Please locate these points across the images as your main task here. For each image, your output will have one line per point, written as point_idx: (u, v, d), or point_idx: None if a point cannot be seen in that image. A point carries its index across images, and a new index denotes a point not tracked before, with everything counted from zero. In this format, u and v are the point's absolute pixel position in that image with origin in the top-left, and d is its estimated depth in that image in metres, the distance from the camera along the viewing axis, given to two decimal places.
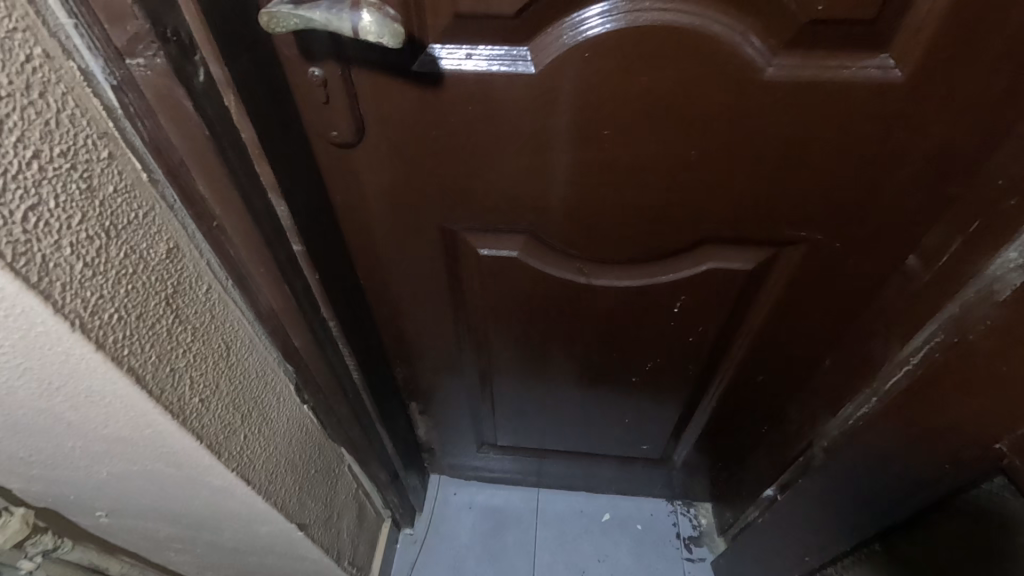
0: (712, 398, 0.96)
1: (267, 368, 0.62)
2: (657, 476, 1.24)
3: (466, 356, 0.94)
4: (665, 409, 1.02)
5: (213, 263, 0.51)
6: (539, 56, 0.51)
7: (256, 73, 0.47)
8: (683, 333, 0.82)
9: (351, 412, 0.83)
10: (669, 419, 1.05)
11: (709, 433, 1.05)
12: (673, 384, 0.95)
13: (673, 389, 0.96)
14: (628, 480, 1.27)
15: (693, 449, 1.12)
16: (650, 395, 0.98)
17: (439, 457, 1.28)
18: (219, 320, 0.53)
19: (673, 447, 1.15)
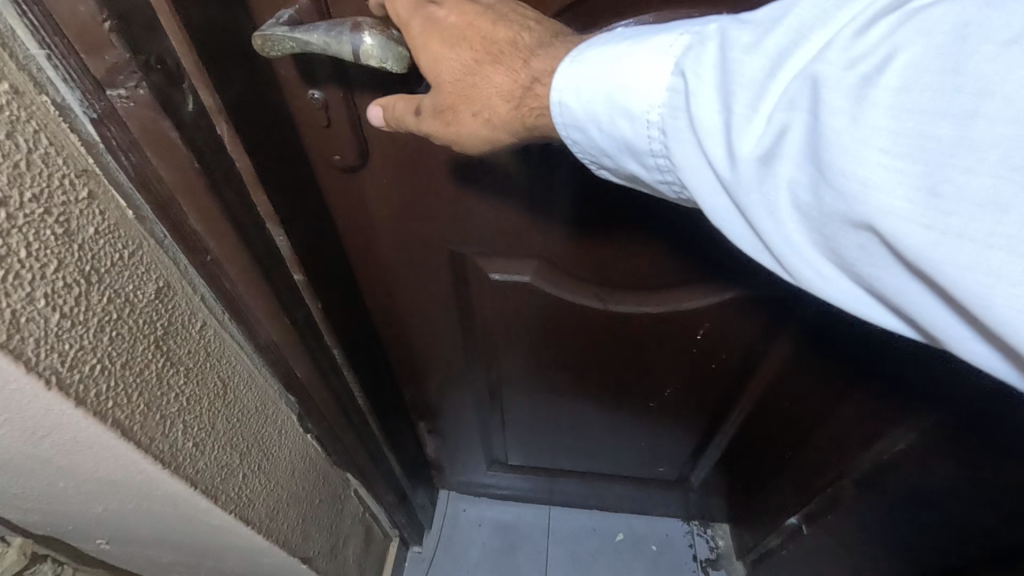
0: (733, 422, 0.92)
1: (268, 401, 0.59)
2: (673, 498, 1.20)
3: (475, 377, 0.91)
4: (684, 432, 0.98)
5: (207, 297, 0.48)
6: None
7: (251, 98, 0.43)
8: (705, 358, 0.79)
9: (357, 437, 0.81)
10: (687, 441, 1.01)
11: (729, 457, 1.01)
12: (692, 407, 0.91)
13: (691, 413, 0.92)
14: (642, 500, 1.23)
15: (711, 471, 1.08)
16: (669, 418, 0.94)
17: (447, 473, 1.25)
18: (214, 357, 0.50)
19: (690, 469, 1.10)
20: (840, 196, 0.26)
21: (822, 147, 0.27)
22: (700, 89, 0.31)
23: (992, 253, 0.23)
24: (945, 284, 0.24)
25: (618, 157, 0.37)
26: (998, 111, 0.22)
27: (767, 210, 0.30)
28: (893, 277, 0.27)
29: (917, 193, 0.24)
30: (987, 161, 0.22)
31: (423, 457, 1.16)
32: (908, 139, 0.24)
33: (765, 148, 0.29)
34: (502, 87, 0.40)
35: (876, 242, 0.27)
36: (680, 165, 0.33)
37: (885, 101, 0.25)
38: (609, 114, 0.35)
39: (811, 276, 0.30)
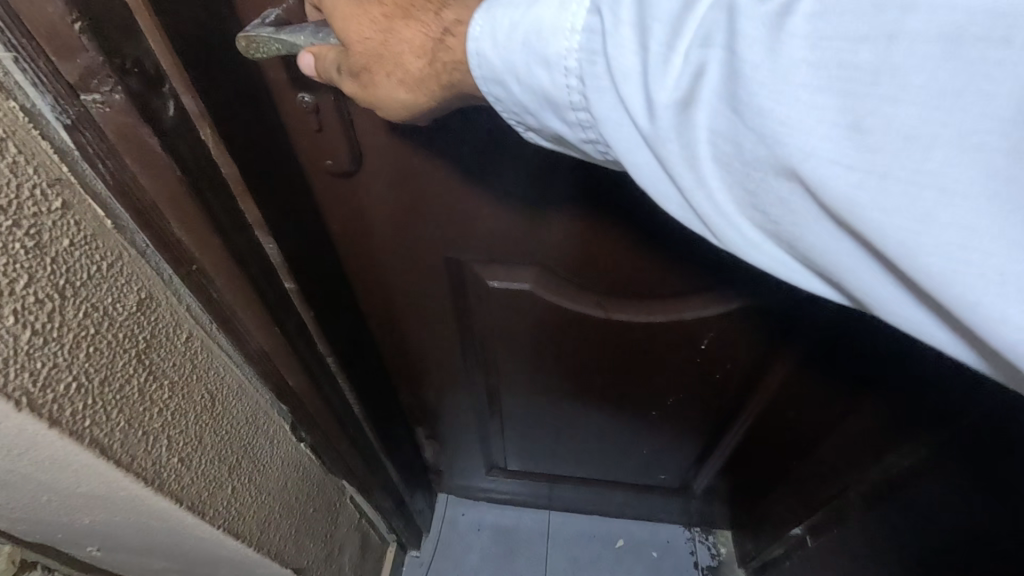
0: (736, 432, 0.91)
1: (258, 411, 0.58)
2: (674, 504, 1.18)
3: (473, 383, 0.89)
4: (686, 439, 0.96)
5: (194, 307, 0.46)
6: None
7: (238, 101, 0.41)
8: (709, 367, 0.77)
9: (352, 444, 0.79)
10: (690, 449, 0.99)
11: (732, 465, 0.99)
12: (695, 416, 0.89)
13: (693, 421, 0.90)
14: (643, 507, 1.22)
15: (714, 480, 1.06)
16: (671, 426, 0.93)
17: (446, 477, 1.23)
18: (201, 368, 0.48)
19: (692, 477, 1.09)
20: (762, 140, 0.24)
21: (739, 87, 0.24)
22: (616, 27, 0.28)
23: (915, 192, 0.21)
24: (869, 232, 0.22)
25: (539, 114, 0.33)
26: (921, 29, 0.20)
27: (688, 164, 0.28)
28: (818, 233, 0.25)
29: (838, 131, 0.22)
30: (910, 87, 0.21)
31: (421, 462, 1.14)
32: (828, 70, 0.22)
33: (683, 93, 0.27)
34: (414, 43, 0.35)
35: (799, 192, 0.25)
36: (601, 119, 0.30)
37: (804, 27, 0.23)
38: (526, 62, 0.31)
39: (734, 240, 0.28)
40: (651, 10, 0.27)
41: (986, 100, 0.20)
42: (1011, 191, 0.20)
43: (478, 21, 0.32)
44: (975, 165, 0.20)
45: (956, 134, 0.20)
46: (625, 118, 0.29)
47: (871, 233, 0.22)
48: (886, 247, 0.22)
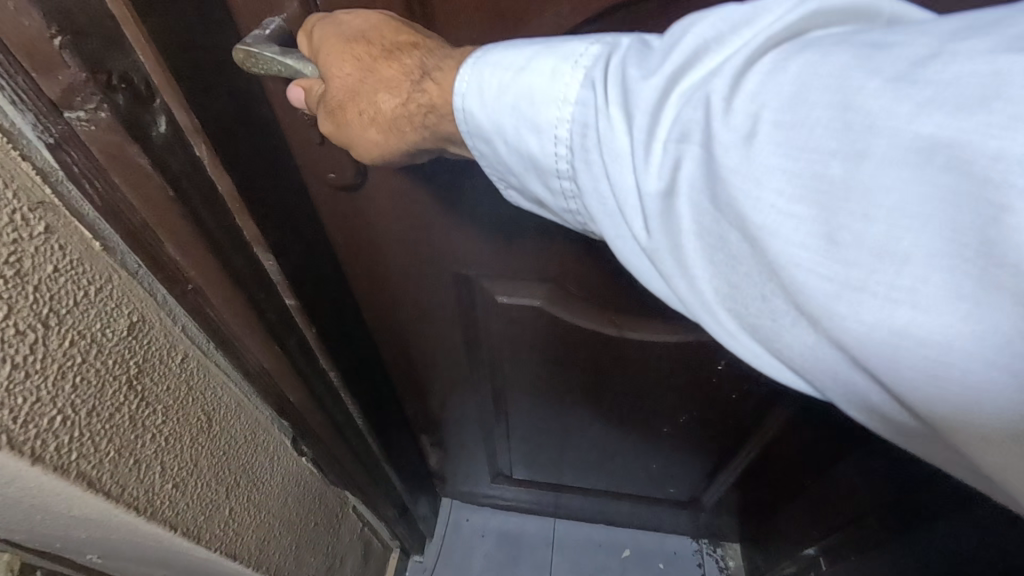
0: (750, 451, 0.88)
1: (257, 428, 0.56)
2: (683, 516, 1.16)
3: (480, 393, 0.87)
4: (698, 454, 0.94)
5: (189, 327, 0.44)
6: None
7: (235, 115, 0.39)
8: (725, 386, 0.74)
9: (354, 456, 0.77)
10: (701, 464, 0.96)
11: (744, 482, 0.97)
12: (708, 433, 0.86)
13: (706, 437, 0.88)
14: (650, 518, 1.20)
15: (724, 495, 1.04)
16: (683, 440, 0.90)
17: (451, 482, 1.22)
18: (197, 390, 0.46)
19: (702, 491, 1.06)
20: (748, 240, 0.27)
21: (722, 187, 0.27)
22: (608, 110, 0.31)
23: (885, 304, 0.23)
24: (839, 333, 0.25)
25: (522, 176, 0.37)
26: (885, 149, 0.23)
27: (676, 254, 0.30)
28: (790, 324, 0.27)
29: (809, 237, 0.25)
30: (879, 202, 0.23)
31: (425, 467, 1.13)
32: (798, 177, 0.25)
33: (665, 182, 0.29)
34: (389, 84, 0.38)
35: (777, 291, 0.27)
36: (584, 192, 0.34)
37: (776, 134, 0.25)
38: (513, 129, 0.35)
39: (711, 323, 0.30)
40: (636, 100, 0.30)
41: (956, 225, 0.21)
42: (983, 312, 0.21)
43: (461, 76, 0.36)
44: (951, 285, 0.22)
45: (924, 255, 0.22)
46: (609, 194, 0.32)
47: (842, 336, 0.25)
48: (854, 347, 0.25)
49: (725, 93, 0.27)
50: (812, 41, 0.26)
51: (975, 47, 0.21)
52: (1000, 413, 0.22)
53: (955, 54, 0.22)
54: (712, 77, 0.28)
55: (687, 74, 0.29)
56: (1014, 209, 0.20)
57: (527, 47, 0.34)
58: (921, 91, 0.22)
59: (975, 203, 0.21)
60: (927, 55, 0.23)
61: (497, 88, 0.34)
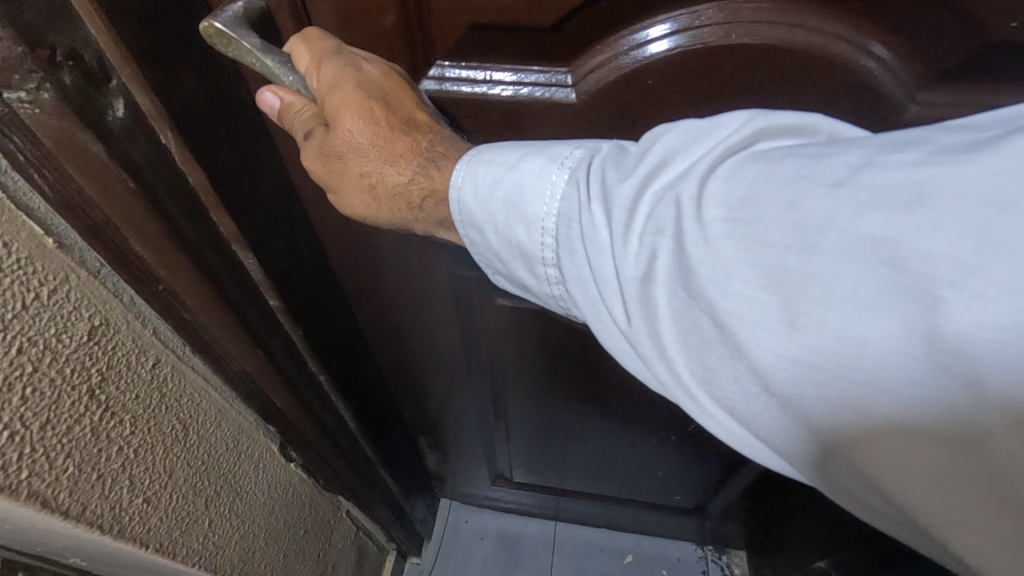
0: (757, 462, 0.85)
1: (241, 435, 0.53)
2: (687, 522, 1.13)
3: (479, 396, 0.84)
4: (704, 461, 0.90)
5: (163, 329, 0.41)
6: (584, 75, 0.41)
7: (206, 100, 0.36)
8: None
9: (346, 460, 0.75)
10: (708, 470, 0.93)
11: (752, 491, 0.93)
12: (714, 441, 0.83)
13: (714, 444, 0.84)
14: (653, 524, 1.17)
15: (730, 503, 1.01)
16: (689, 447, 0.87)
17: (450, 485, 1.19)
18: (172, 398, 0.43)
19: (707, 498, 1.04)
20: (720, 328, 0.29)
21: (692, 276, 0.29)
22: (589, 203, 0.34)
23: (848, 385, 0.25)
24: (811, 416, 0.27)
25: (511, 262, 0.40)
26: (835, 248, 0.25)
27: (653, 336, 0.32)
28: (766, 418, 0.29)
29: (777, 325, 0.26)
30: (835, 295, 0.25)
31: (423, 469, 1.10)
32: (762, 269, 0.27)
33: (643, 269, 0.32)
34: (397, 161, 0.41)
35: (750, 381, 0.28)
36: (567, 278, 0.36)
37: (736, 231, 0.28)
38: (503, 220, 0.38)
39: (693, 407, 0.31)
40: (614, 199, 0.33)
41: (901, 314, 0.24)
42: (936, 394, 0.24)
43: (457, 170, 0.39)
44: (907, 371, 0.24)
45: (879, 338, 0.24)
46: (592, 279, 0.35)
47: (814, 418, 0.27)
48: (828, 425, 0.26)
49: (692, 192, 0.30)
50: (760, 152, 0.30)
51: (902, 159, 0.25)
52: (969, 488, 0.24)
53: (880, 167, 0.26)
54: (681, 179, 0.32)
55: (657, 175, 0.33)
56: (947, 299, 0.23)
57: (521, 145, 0.38)
58: (854, 194, 0.26)
59: (917, 291, 0.23)
60: (860, 164, 0.26)
61: (495, 176, 0.37)
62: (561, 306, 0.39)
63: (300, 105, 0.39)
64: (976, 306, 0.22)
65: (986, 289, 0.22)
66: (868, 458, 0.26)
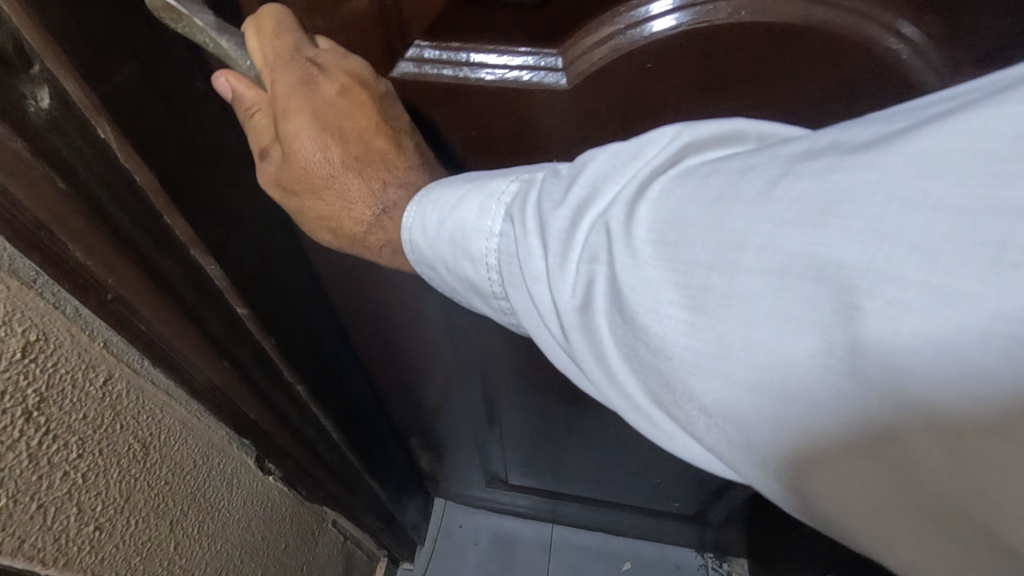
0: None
1: (210, 450, 0.49)
2: (687, 527, 1.10)
3: (471, 400, 0.82)
4: (705, 467, 0.88)
5: (114, 341, 0.37)
6: (574, 57, 0.39)
7: (150, 91, 0.32)
8: None
9: (329, 472, 0.71)
10: (709, 477, 0.90)
11: (754, 500, 0.90)
12: None
13: None
14: (651, 529, 1.14)
15: (730, 511, 0.98)
16: (687, 456, 0.84)
17: (445, 484, 1.17)
18: (128, 415, 0.40)
19: (706, 504, 1.01)
20: (657, 356, 0.27)
21: (624, 302, 0.28)
22: (526, 237, 0.33)
23: (777, 411, 0.24)
24: (756, 450, 0.25)
25: (469, 295, 0.39)
26: (758, 267, 0.24)
27: (599, 364, 0.30)
28: (715, 450, 0.27)
29: (704, 349, 0.25)
30: (757, 313, 0.24)
31: (415, 471, 1.07)
32: (687, 291, 0.26)
33: (580, 297, 0.30)
34: (353, 208, 0.43)
35: (694, 412, 0.26)
36: (518, 310, 0.35)
37: (665, 252, 0.27)
38: (451, 256, 0.38)
39: (645, 424, 0.29)
40: (549, 228, 0.32)
41: (822, 329, 0.22)
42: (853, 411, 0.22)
43: (408, 211, 0.41)
44: (826, 388, 0.22)
45: (807, 359, 0.22)
46: (536, 307, 0.33)
47: (756, 452, 0.25)
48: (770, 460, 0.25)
49: (620, 217, 0.29)
50: (689, 171, 0.28)
51: (816, 166, 0.23)
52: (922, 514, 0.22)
53: (796, 176, 0.23)
54: (610, 205, 0.30)
55: (594, 201, 0.31)
56: (863, 309, 0.21)
57: (463, 180, 0.39)
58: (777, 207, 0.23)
59: (834, 302, 0.22)
60: (777, 175, 0.24)
61: (439, 211, 0.38)
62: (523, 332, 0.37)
63: (253, 107, 0.38)
64: (892, 315, 0.20)
65: (901, 296, 0.20)
66: (815, 494, 0.24)
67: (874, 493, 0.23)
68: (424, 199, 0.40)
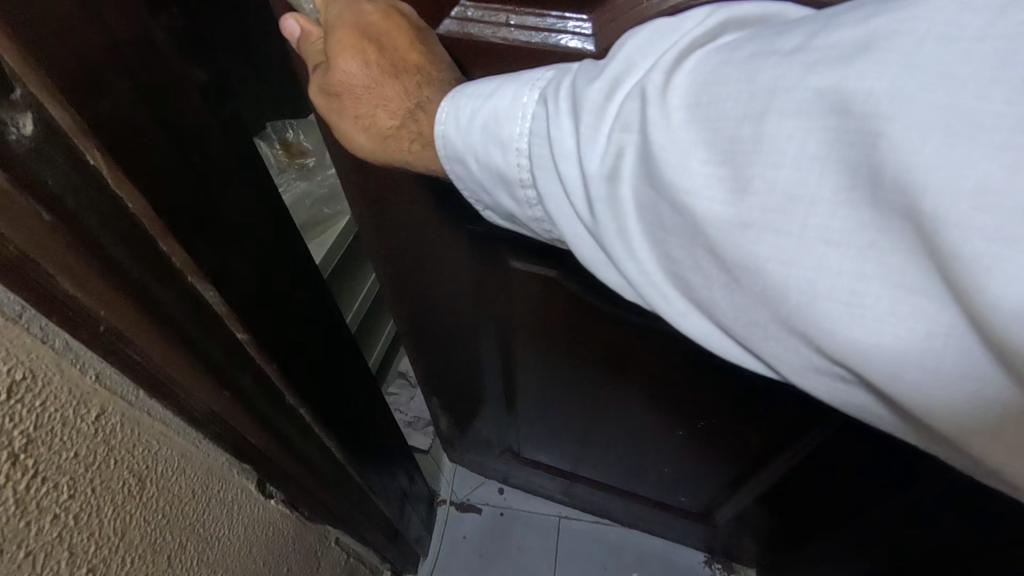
0: (771, 475, 0.81)
1: (209, 478, 0.47)
2: (693, 528, 1.10)
3: (490, 353, 0.86)
4: (711, 465, 0.88)
5: (105, 375, 0.35)
6: (605, 25, 0.40)
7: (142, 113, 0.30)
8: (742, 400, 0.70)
9: (333, 492, 0.69)
10: (715, 476, 0.91)
11: (761, 506, 0.90)
12: (724, 444, 0.81)
13: (723, 449, 0.82)
14: (658, 524, 1.14)
15: (738, 515, 0.97)
16: (696, 446, 0.85)
17: (459, 451, 1.22)
18: (122, 449, 0.37)
19: (713, 506, 1.00)
20: (680, 211, 0.29)
21: (655, 164, 0.30)
22: (558, 117, 0.35)
23: (795, 242, 0.26)
24: (766, 285, 0.27)
25: (495, 189, 0.42)
26: (784, 110, 0.25)
27: (620, 232, 0.33)
28: (729, 300, 0.29)
29: (728, 194, 0.27)
30: (785, 155, 0.25)
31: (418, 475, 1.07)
32: (717, 144, 0.28)
33: (610, 165, 0.32)
34: (388, 105, 0.46)
35: (708, 260, 0.29)
36: (545, 197, 0.37)
37: (697, 114, 0.28)
38: (482, 145, 0.40)
39: (661, 302, 0.33)
40: (583, 102, 0.34)
41: (845, 161, 0.24)
42: (871, 237, 0.24)
43: (440, 111, 0.42)
44: (847, 217, 0.24)
45: (827, 191, 0.24)
46: (562, 185, 0.36)
47: (769, 288, 0.27)
48: (783, 301, 0.27)
49: (659, 83, 0.30)
50: (729, 42, 0.30)
51: (854, 18, 0.25)
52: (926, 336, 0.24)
53: (833, 28, 0.25)
54: (651, 72, 0.31)
55: (629, 75, 0.33)
56: (884, 132, 0.22)
57: (502, 78, 0.41)
58: (810, 57, 0.25)
59: (855, 130, 0.23)
60: (817, 29, 0.26)
61: (474, 102, 0.40)
62: (549, 226, 0.40)
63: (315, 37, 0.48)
64: (911, 135, 0.22)
65: (925, 117, 0.21)
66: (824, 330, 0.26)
67: (876, 318, 0.24)
68: (459, 101, 0.41)
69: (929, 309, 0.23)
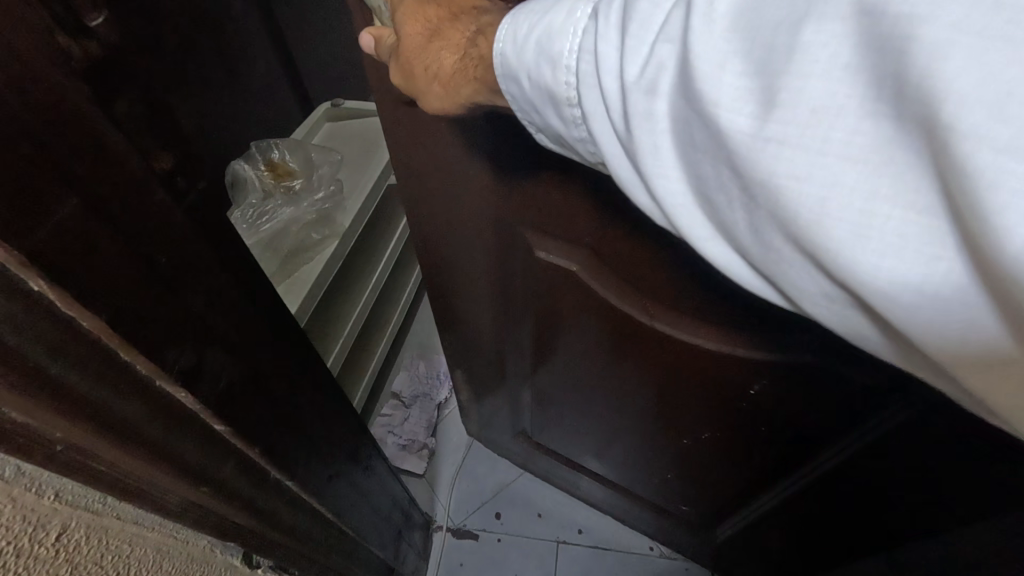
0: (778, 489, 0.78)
1: (192, 564, 0.43)
2: (694, 539, 1.09)
3: (510, 336, 0.87)
4: (717, 479, 0.86)
5: (67, 490, 0.30)
6: None
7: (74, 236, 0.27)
8: (754, 418, 0.68)
9: (325, 547, 0.66)
10: (722, 492, 0.89)
11: (764, 528, 0.88)
12: (732, 456, 0.78)
13: (730, 465, 0.80)
14: (662, 530, 1.13)
15: (737, 531, 0.96)
16: (700, 458, 0.84)
17: (478, 423, 1.26)
18: (89, 564, 0.32)
19: (715, 520, 0.99)
20: (705, 127, 0.25)
21: (691, 77, 0.25)
22: (606, 31, 0.29)
23: (817, 152, 0.21)
24: (776, 207, 0.23)
25: (544, 110, 0.36)
26: (829, 8, 0.21)
27: (653, 154, 0.28)
28: (749, 228, 0.26)
29: (756, 107, 0.23)
30: (819, 62, 0.21)
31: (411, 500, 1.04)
32: (752, 53, 0.23)
33: (648, 79, 0.27)
34: (451, 44, 0.42)
35: (728, 174, 0.25)
36: (590, 119, 0.32)
37: (740, 19, 0.23)
38: (534, 61, 0.34)
39: (688, 222, 0.28)
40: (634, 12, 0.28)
41: (877, 69, 0.20)
42: (897, 155, 0.20)
43: (501, 28, 0.36)
44: (879, 128, 0.20)
45: (861, 100, 0.20)
46: (602, 102, 0.30)
47: (783, 209, 0.23)
48: (791, 218, 0.23)
49: None
50: None
51: None
52: (951, 277, 0.20)
53: None
54: None
55: None
56: (915, 37, 0.18)
57: None
58: None
59: (880, 39, 0.19)
60: None
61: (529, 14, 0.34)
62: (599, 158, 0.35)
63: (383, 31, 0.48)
64: (944, 38, 0.18)
65: (968, 16, 0.17)
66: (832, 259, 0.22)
67: (893, 247, 0.21)
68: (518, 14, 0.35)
69: (939, 243, 0.20)
